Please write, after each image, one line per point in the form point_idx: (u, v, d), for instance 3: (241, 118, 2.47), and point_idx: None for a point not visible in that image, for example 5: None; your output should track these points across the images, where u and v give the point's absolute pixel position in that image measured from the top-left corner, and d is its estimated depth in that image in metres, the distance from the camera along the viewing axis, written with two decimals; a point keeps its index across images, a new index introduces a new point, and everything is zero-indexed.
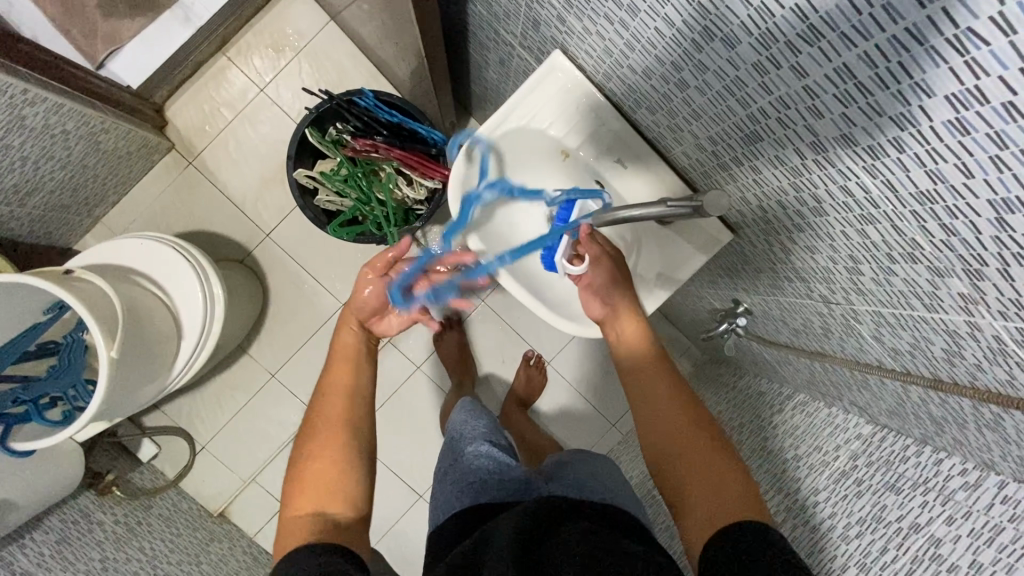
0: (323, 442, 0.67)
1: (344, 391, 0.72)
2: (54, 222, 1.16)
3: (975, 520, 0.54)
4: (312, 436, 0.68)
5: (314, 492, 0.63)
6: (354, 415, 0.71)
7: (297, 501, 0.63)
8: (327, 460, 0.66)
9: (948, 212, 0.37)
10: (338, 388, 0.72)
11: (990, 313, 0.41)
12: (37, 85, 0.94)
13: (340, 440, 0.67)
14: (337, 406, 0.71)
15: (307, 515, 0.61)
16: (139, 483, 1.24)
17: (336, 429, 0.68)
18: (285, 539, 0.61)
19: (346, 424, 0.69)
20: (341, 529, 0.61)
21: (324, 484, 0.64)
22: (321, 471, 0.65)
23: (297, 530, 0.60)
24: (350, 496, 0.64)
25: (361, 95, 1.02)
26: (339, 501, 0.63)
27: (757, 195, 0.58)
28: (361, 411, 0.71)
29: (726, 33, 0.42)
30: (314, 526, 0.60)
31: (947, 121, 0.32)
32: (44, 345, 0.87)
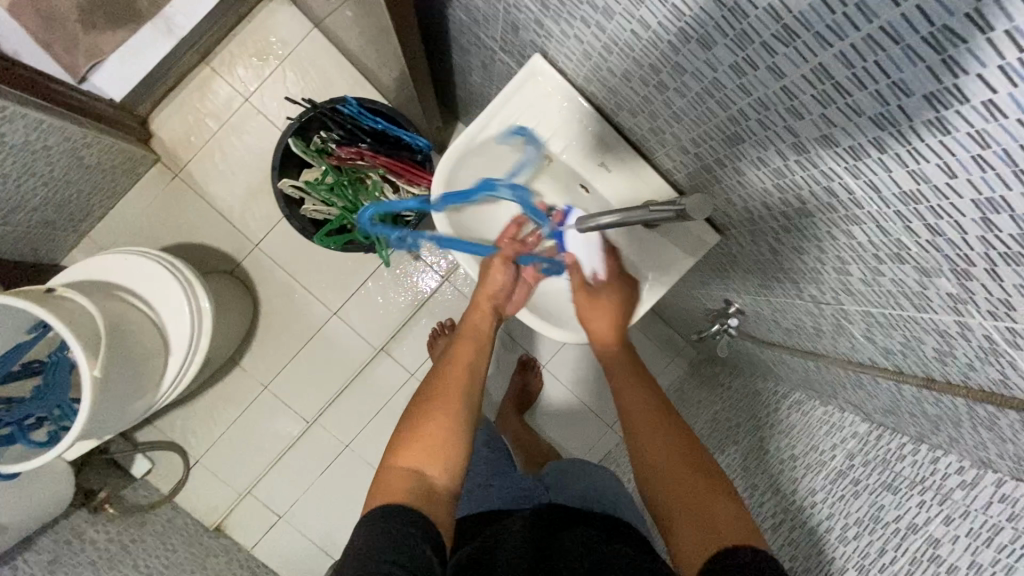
0: (439, 403, 0.64)
1: (463, 361, 0.70)
2: (39, 238, 1.15)
3: (973, 520, 0.53)
4: (428, 397, 0.65)
5: (416, 449, 0.60)
6: (472, 391, 0.67)
7: (401, 451, 0.61)
8: (441, 425, 0.62)
9: (933, 213, 0.36)
10: (461, 359, 0.70)
11: (980, 312, 0.41)
12: (16, 101, 0.92)
13: (454, 410, 0.64)
14: (458, 377, 0.68)
15: (407, 471, 0.59)
16: (133, 499, 1.22)
17: (451, 398, 0.65)
18: (379, 487, 0.59)
19: (463, 396, 0.66)
20: (435, 500, 0.58)
21: (431, 447, 0.61)
22: (432, 433, 0.62)
23: (395, 482, 0.58)
24: (452, 467, 0.60)
25: (344, 103, 1.01)
26: (442, 471, 0.60)
27: (742, 196, 0.57)
28: (474, 386, 0.68)
29: (702, 35, 0.41)
30: (413, 486, 0.57)
31: (928, 120, 0.31)
32: (29, 365, 0.86)
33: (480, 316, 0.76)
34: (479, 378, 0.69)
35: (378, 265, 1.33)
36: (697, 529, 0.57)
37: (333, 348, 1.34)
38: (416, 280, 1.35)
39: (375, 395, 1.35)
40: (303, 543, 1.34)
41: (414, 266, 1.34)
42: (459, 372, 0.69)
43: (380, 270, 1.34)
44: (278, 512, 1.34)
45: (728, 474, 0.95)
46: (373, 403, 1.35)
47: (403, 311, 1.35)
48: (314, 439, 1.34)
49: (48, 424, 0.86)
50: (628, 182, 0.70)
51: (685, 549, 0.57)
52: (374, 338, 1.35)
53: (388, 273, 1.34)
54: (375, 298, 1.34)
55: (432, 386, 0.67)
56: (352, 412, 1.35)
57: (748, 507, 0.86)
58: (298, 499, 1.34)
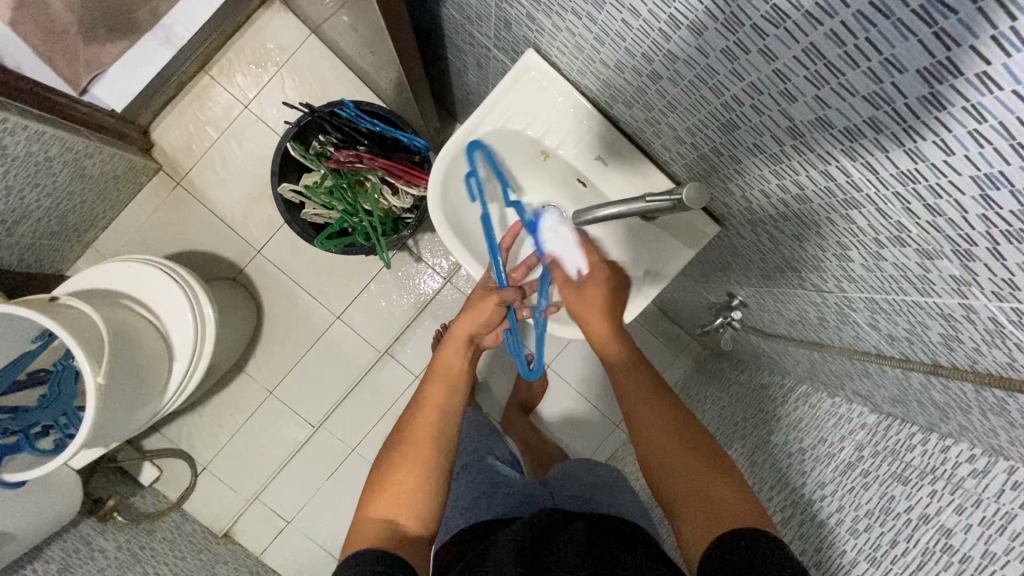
0: (412, 448, 0.65)
1: (435, 405, 0.70)
2: (43, 249, 1.16)
3: (986, 508, 0.52)
4: (399, 440, 0.66)
5: (390, 496, 0.61)
6: (444, 432, 0.68)
7: (374, 502, 0.61)
8: (412, 469, 0.63)
9: (932, 192, 0.36)
10: (434, 400, 0.70)
11: (984, 294, 0.40)
12: (17, 113, 0.93)
13: (424, 455, 0.64)
14: (430, 420, 0.68)
15: (380, 520, 0.59)
16: (141, 507, 1.23)
17: (423, 440, 0.66)
18: (356, 535, 0.59)
19: (433, 439, 0.66)
20: (410, 542, 0.58)
21: (400, 491, 0.62)
22: (404, 479, 0.62)
23: (369, 530, 0.59)
24: (424, 510, 0.61)
25: (341, 105, 1.02)
26: (416, 514, 0.60)
27: (741, 185, 0.56)
28: (446, 428, 0.68)
29: (692, 20, 0.41)
30: (386, 532, 0.58)
31: (923, 96, 0.31)
32: (35, 374, 0.87)
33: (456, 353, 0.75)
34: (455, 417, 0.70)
35: (379, 268, 1.34)
36: (699, 510, 0.58)
37: (338, 353, 1.34)
38: (417, 282, 1.35)
39: (379, 399, 1.35)
40: (312, 548, 1.34)
41: (416, 269, 1.34)
42: (430, 415, 0.69)
43: (381, 273, 1.34)
44: (286, 518, 1.34)
45: (738, 468, 0.94)
46: (378, 407, 1.35)
47: (405, 314, 1.35)
48: (319, 443, 1.34)
49: (54, 433, 0.86)
50: (626, 175, 0.69)
51: (691, 533, 0.58)
52: (376, 342, 1.35)
53: (390, 276, 1.34)
54: (378, 301, 1.35)
55: (403, 435, 0.67)
56: (356, 416, 1.35)
57: (757, 502, 0.85)
58: (306, 504, 1.34)
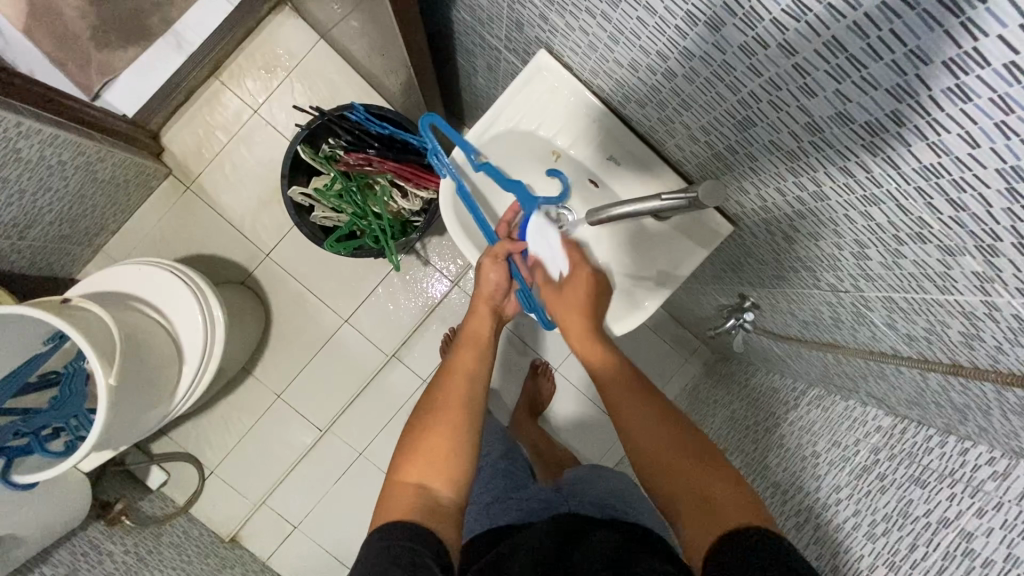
0: (441, 415, 0.64)
1: (463, 373, 0.69)
2: (55, 252, 1.16)
3: (1007, 511, 0.51)
4: (431, 407, 0.65)
5: (422, 462, 0.60)
6: (474, 400, 0.66)
7: (405, 466, 0.60)
8: (444, 436, 0.62)
9: (954, 186, 0.35)
10: (462, 368, 0.69)
11: (1008, 290, 0.39)
12: (32, 117, 0.94)
13: (456, 422, 0.63)
14: (459, 388, 0.67)
15: (413, 486, 0.58)
16: (149, 511, 1.22)
17: (453, 406, 0.65)
18: (386, 504, 0.57)
19: (466, 406, 0.65)
20: (442, 512, 0.56)
21: (434, 459, 0.60)
22: (436, 444, 0.61)
23: (403, 497, 0.57)
24: (457, 479, 0.60)
25: (352, 109, 1.01)
26: (447, 482, 0.59)
27: (754, 182, 0.56)
28: (475, 394, 0.67)
29: (710, 16, 0.40)
30: (418, 499, 0.56)
31: (948, 88, 0.30)
32: (44, 377, 0.86)
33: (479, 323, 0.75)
34: (483, 385, 0.69)
35: (387, 271, 1.34)
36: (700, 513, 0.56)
37: (345, 357, 1.34)
38: (426, 286, 1.35)
39: (387, 403, 1.35)
40: (318, 554, 1.33)
41: (423, 272, 1.34)
42: (460, 382, 0.68)
43: (389, 276, 1.34)
44: (293, 523, 1.33)
45: (750, 473, 0.93)
46: (385, 411, 1.35)
47: (413, 317, 1.35)
48: (327, 447, 1.34)
49: (65, 435, 0.86)
50: (638, 175, 0.69)
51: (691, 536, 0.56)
52: (384, 345, 1.35)
53: (398, 279, 1.34)
54: (385, 305, 1.34)
55: (432, 401, 0.66)
56: (364, 421, 1.34)
57: (770, 507, 0.83)
58: (313, 509, 1.33)
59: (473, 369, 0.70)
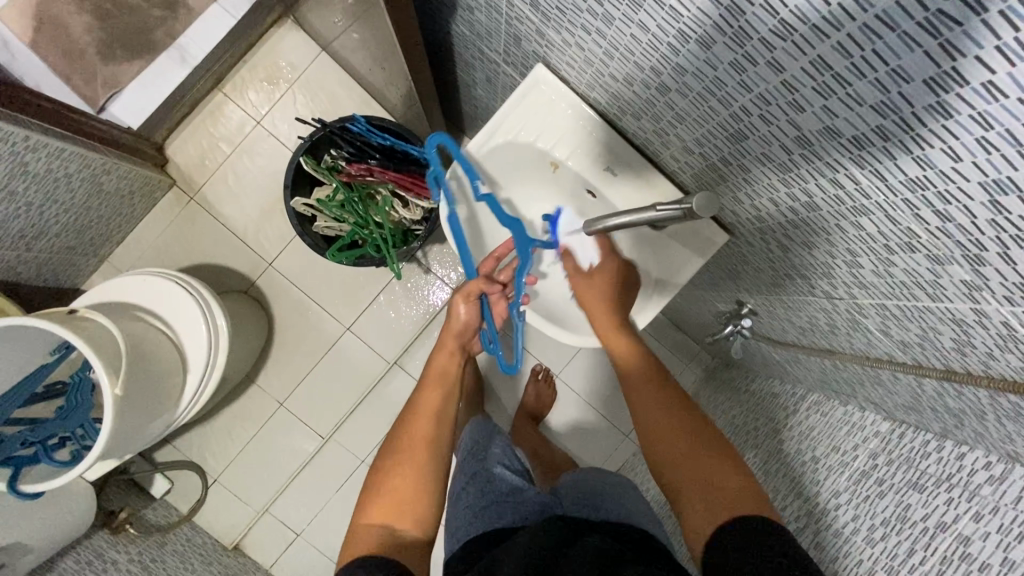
0: (404, 456, 0.65)
1: (430, 414, 0.70)
2: (61, 263, 1.18)
3: (1003, 515, 0.52)
4: (396, 449, 0.67)
5: (385, 505, 0.62)
6: (439, 440, 0.68)
7: (369, 511, 0.62)
8: (407, 479, 0.63)
9: (940, 199, 0.36)
10: (429, 407, 0.70)
11: (995, 298, 0.40)
12: (40, 131, 0.96)
13: (420, 462, 0.65)
14: (424, 428, 0.68)
15: (377, 528, 0.60)
16: (152, 519, 1.23)
17: (417, 448, 0.66)
18: (352, 544, 0.59)
19: (430, 447, 0.67)
20: (405, 548, 0.59)
21: (398, 500, 0.62)
22: (400, 485, 0.63)
23: (366, 538, 0.59)
24: (421, 518, 0.62)
25: (353, 121, 1.02)
26: (412, 521, 0.61)
27: (746, 192, 0.57)
28: (442, 435, 0.69)
29: (700, 34, 0.42)
30: (382, 538, 0.59)
31: (929, 105, 0.31)
32: (51, 387, 0.87)
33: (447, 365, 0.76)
34: (449, 425, 0.70)
35: (388, 279, 1.35)
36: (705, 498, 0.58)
37: (347, 365, 1.35)
38: (426, 294, 1.36)
39: (388, 411, 1.35)
40: (321, 562, 1.33)
41: (425, 280, 1.35)
42: (426, 422, 0.69)
43: (391, 285, 1.35)
44: (296, 531, 1.34)
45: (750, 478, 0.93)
46: (386, 418, 1.35)
47: (414, 325, 1.36)
48: (330, 455, 1.34)
49: (71, 444, 0.87)
50: (634, 185, 0.70)
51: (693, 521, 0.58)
52: (385, 353, 1.36)
53: (399, 287, 1.35)
54: (387, 313, 1.36)
55: (397, 444, 0.67)
56: (366, 428, 1.35)
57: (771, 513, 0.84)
58: (316, 516, 1.34)
59: (439, 408, 0.70)
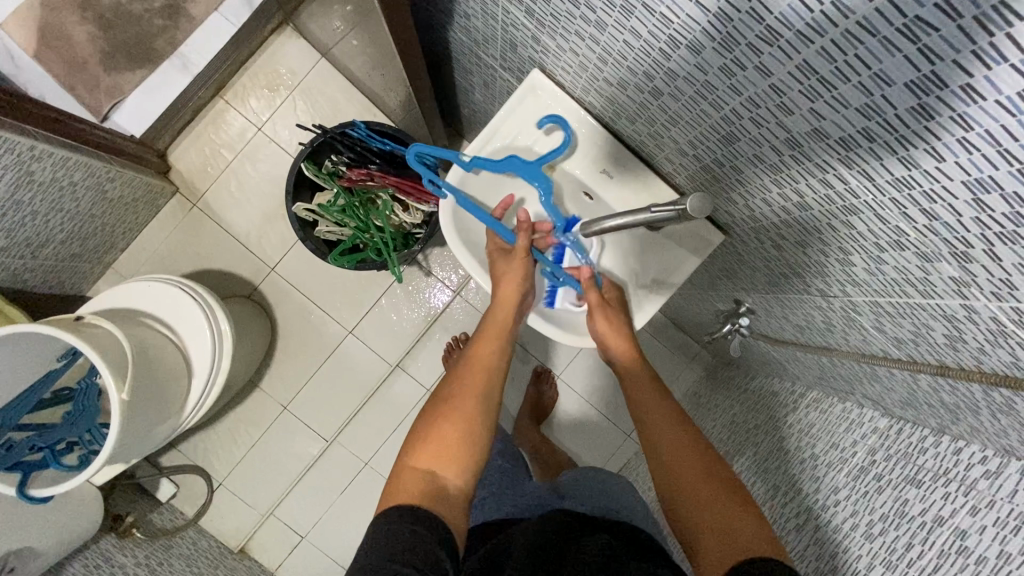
0: (457, 403, 0.65)
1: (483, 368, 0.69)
2: (66, 270, 1.19)
3: (1000, 509, 0.52)
4: (447, 396, 0.66)
5: (433, 451, 0.60)
6: (491, 392, 0.67)
7: (416, 453, 0.60)
8: (456, 427, 0.62)
9: (926, 198, 0.37)
10: (483, 362, 0.70)
11: (984, 294, 0.41)
12: (44, 140, 0.97)
13: (470, 412, 0.64)
14: (476, 381, 0.67)
15: (422, 472, 0.58)
16: (159, 523, 1.24)
17: (469, 396, 0.65)
18: (393, 487, 0.58)
19: (481, 396, 0.66)
20: (447, 500, 0.57)
21: (446, 447, 0.61)
22: (448, 431, 0.62)
23: (411, 483, 0.57)
24: (465, 469, 0.60)
25: (353, 127, 1.04)
26: (456, 472, 0.59)
27: (740, 192, 0.58)
28: (494, 389, 0.68)
29: (690, 40, 0.43)
30: (425, 485, 0.57)
31: (911, 107, 0.32)
32: (58, 393, 0.89)
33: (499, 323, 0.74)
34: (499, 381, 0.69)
35: (390, 282, 1.36)
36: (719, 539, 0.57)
37: (350, 368, 1.36)
38: (428, 296, 1.37)
39: (391, 413, 1.37)
40: (326, 564, 1.35)
41: (426, 283, 1.36)
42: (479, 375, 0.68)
43: (392, 288, 1.36)
44: (301, 533, 1.35)
45: (751, 475, 0.94)
46: (389, 420, 1.36)
47: (416, 327, 1.37)
48: (334, 458, 1.35)
49: (78, 449, 0.88)
50: (630, 188, 0.71)
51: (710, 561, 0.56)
52: (388, 355, 1.37)
53: (400, 290, 1.37)
54: (389, 316, 1.37)
55: (449, 391, 0.67)
56: (370, 430, 1.36)
57: (770, 508, 0.85)
58: (320, 519, 1.35)
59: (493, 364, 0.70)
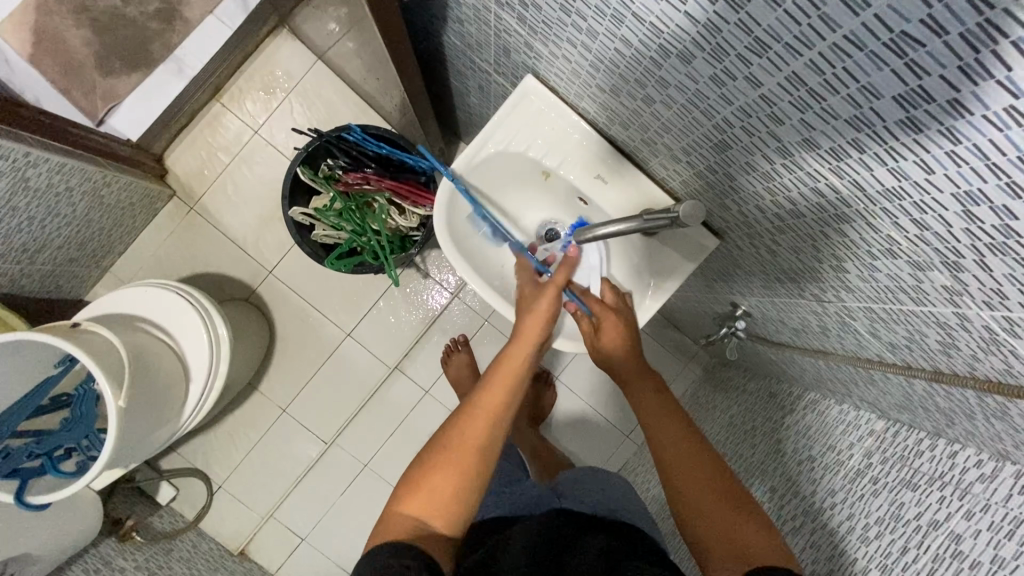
0: (454, 452, 0.59)
1: (488, 412, 0.62)
2: (63, 275, 1.19)
3: (994, 513, 0.52)
4: (449, 442, 0.61)
5: (424, 496, 0.58)
6: (492, 445, 0.61)
7: (410, 495, 0.58)
8: (451, 476, 0.58)
9: (917, 208, 0.37)
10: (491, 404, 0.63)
11: (976, 303, 0.41)
12: (39, 146, 0.97)
13: (468, 464, 0.59)
14: (481, 429, 0.61)
15: (412, 517, 0.57)
16: (159, 527, 1.24)
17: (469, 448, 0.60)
18: (387, 526, 0.57)
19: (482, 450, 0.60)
20: (437, 541, 0.56)
21: (438, 496, 0.58)
22: (444, 480, 0.58)
23: (400, 525, 0.56)
24: (456, 518, 0.58)
25: (348, 130, 1.03)
26: (449, 518, 0.57)
27: (734, 200, 0.58)
28: (499, 438, 0.62)
29: (680, 50, 0.42)
30: (415, 532, 0.56)
31: (900, 120, 0.32)
32: (56, 399, 0.89)
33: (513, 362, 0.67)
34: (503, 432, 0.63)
35: (388, 285, 1.36)
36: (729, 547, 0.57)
37: (349, 370, 1.36)
38: (426, 298, 1.37)
39: (390, 415, 1.37)
40: (326, 565, 1.35)
41: (423, 284, 1.36)
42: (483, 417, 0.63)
43: (390, 290, 1.37)
44: (301, 535, 1.35)
45: (750, 476, 0.94)
46: (387, 423, 1.37)
47: (415, 329, 1.37)
48: (333, 460, 1.36)
49: (77, 454, 0.89)
50: (625, 193, 0.71)
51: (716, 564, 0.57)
52: (386, 357, 1.37)
53: (398, 292, 1.37)
54: (387, 318, 1.37)
55: (449, 434, 0.61)
56: (368, 433, 1.36)
57: (767, 510, 0.85)
58: (320, 520, 1.35)
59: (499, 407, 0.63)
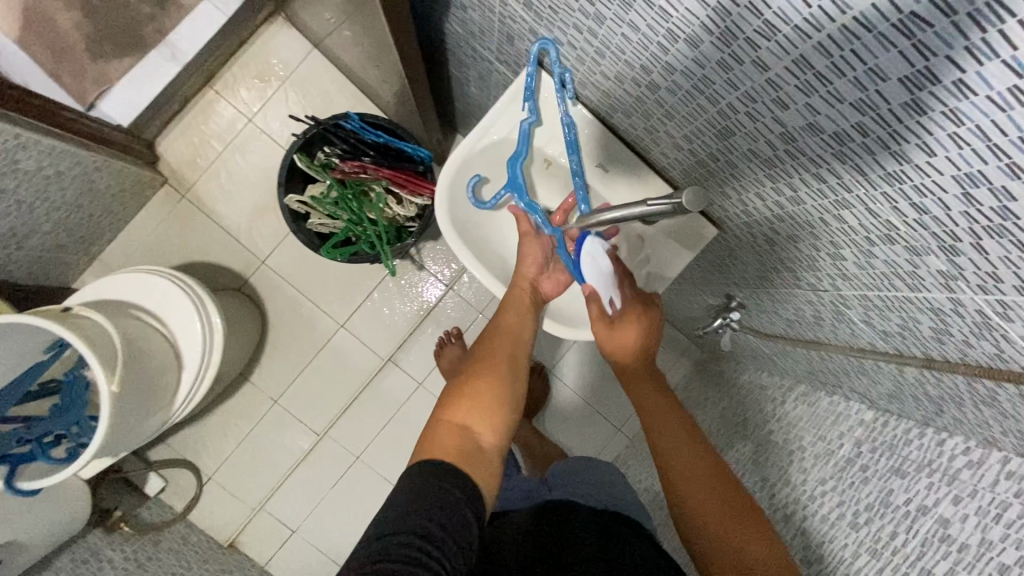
0: (486, 368, 0.65)
1: (509, 334, 0.70)
2: (51, 261, 1.17)
3: (982, 498, 0.54)
4: (478, 359, 0.66)
5: (466, 405, 0.60)
6: (515, 359, 0.67)
7: (451, 407, 0.60)
8: (486, 383, 0.63)
9: (917, 192, 0.38)
10: (509, 329, 0.71)
11: (970, 287, 0.42)
12: (28, 128, 0.95)
13: (501, 375, 0.64)
14: (505, 348, 0.68)
15: (457, 426, 0.58)
16: (147, 518, 1.23)
17: (498, 360, 0.66)
18: (427, 441, 0.58)
19: (510, 363, 0.66)
20: (481, 460, 0.57)
21: (481, 405, 0.61)
22: (480, 389, 0.62)
23: (445, 439, 0.57)
24: (499, 428, 0.60)
25: (347, 118, 1.05)
26: (491, 430, 0.60)
27: (738, 192, 0.59)
28: (521, 355, 0.69)
29: (688, 34, 0.43)
30: (461, 442, 0.57)
31: (905, 102, 0.33)
32: (45, 385, 0.88)
33: (522, 293, 0.75)
34: (524, 353, 0.70)
35: (382, 277, 1.36)
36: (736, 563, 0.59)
37: (342, 361, 1.35)
38: (420, 290, 1.37)
39: (383, 407, 1.36)
40: (317, 558, 1.34)
41: (419, 277, 1.36)
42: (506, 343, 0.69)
43: (385, 282, 1.36)
44: (292, 527, 1.34)
45: (741, 468, 0.95)
46: (380, 415, 1.36)
47: (409, 321, 1.37)
48: (325, 452, 1.35)
49: (67, 441, 0.87)
50: (626, 182, 0.72)
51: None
52: (380, 349, 1.36)
53: (393, 284, 1.36)
54: (381, 309, 1.36)
55: (478, 356, 0.67)
56: (360, 426, 1.36)
57: (758, 499, 0.86)
58: (312, 513, 1.35)
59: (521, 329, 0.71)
